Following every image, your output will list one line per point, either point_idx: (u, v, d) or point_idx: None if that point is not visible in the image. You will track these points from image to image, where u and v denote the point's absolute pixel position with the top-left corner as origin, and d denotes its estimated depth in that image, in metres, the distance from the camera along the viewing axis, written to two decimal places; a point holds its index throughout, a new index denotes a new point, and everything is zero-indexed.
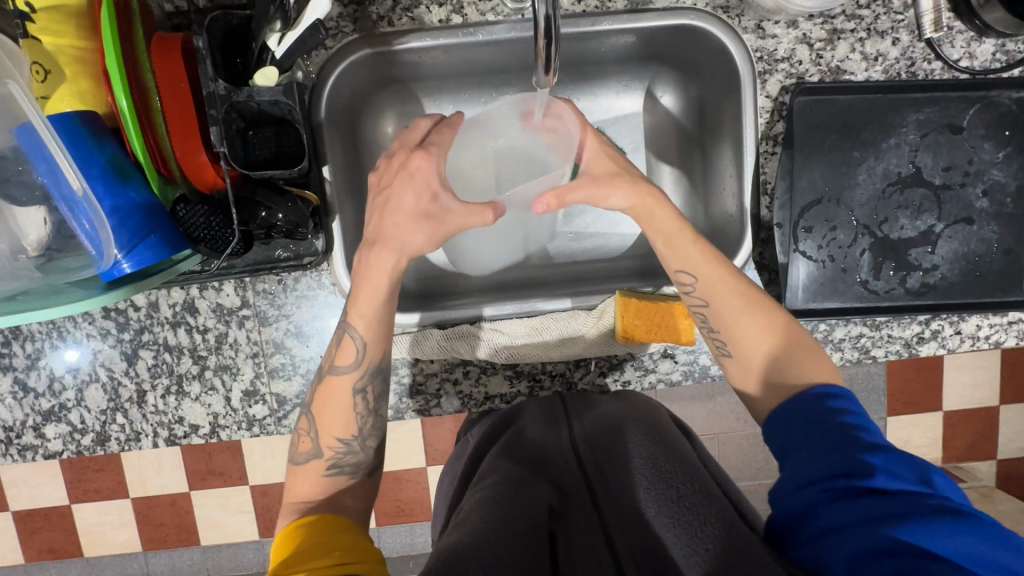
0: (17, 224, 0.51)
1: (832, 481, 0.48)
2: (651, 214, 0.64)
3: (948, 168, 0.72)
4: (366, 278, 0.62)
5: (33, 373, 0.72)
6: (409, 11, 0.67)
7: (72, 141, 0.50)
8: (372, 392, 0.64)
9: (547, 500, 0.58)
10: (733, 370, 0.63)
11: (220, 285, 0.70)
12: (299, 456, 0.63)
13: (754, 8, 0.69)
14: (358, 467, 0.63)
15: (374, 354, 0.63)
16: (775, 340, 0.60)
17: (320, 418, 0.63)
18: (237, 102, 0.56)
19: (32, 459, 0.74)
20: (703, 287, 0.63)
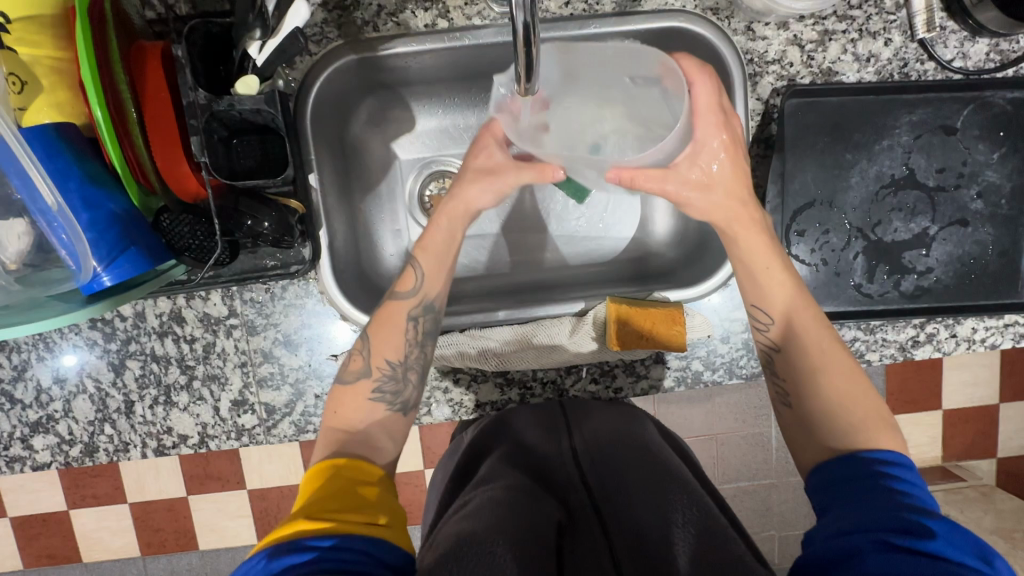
0: None
1: (880, 533, 0.46)
2: (731, 239, 0.62)
3: (941, 170, 0.71)
4: (436, 223, 0.65)
5: (20, 385, 0.71)
6: (394, 16, 0.67)
7: (49, 154, 0.50)
8: (423, 324, 0.63)
9: (556, 516, 0.56)
10: (785, 419, 0.60)
11: (207, 294, 0.70)
12: (345, 375, 0.62)
13: (743, 10, 0.68)
14: (398, 397, 0.61)
15: (431, 288, 0.64)
16: (851, 407, 0.56)
17: (374, 337, 0.63)
18: (218, 111, 0.55)
19: (20, 471, 0.73)
20: (778, 330, 0.61)
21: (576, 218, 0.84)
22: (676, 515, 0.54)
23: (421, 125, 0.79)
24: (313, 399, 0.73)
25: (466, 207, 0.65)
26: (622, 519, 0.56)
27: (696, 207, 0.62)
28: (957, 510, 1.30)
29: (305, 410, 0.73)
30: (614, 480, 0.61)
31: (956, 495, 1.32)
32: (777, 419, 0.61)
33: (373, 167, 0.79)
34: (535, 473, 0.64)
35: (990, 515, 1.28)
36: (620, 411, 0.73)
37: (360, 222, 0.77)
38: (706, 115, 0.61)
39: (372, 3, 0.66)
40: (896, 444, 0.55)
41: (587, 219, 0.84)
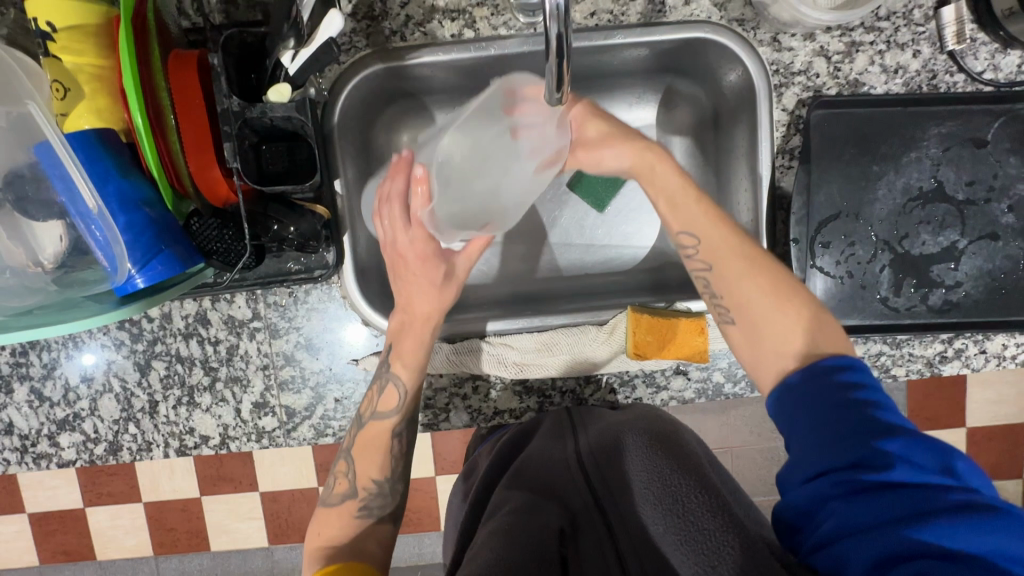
0: (33, 237, 0.51)
1: (840, 472, 0.48)
2: (651, 169, 0.65)
3: (971, 183, 0.70)
4: (410, 335, 0.66)
5: (49, 383, 0.73)
6: (421, 26, 0.68)
7: (89, 158, 0.51)
8: (406, 437, 0.68)
9: (557, 524, 0.59)
10: (734, 335, 0.61)
11: (232, 297, 0.71)
12: (333, 498, 0.67)
13: (770, 21, 0.67)
14: (384, 509, 0.67)
15: (416, 402, 0.68)
16: (781, 308, 0.59)
17: (357, 462, 0.67)
18: (250, 118, 0.56)
19: (46, 468, 0.74)
20: (706, 251, 0.63)
21: (596, 225, 0.84)
22: (677, 505, 0.56)
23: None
24: (333, 403, 0.73)
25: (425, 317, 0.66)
26: (627, 524, 0.59)
27: (612, 160, 0.67)
28: None
29: (325, 414, 0.73)
30: (618, 484, 0.63)
31: None
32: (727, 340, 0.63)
33: None
34: (539, 486, 0.65)
35: None
36: (635, 411, 0.72)
37: None
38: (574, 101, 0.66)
39: (400, 14, 0.67)
40: (838, 345, 0.57)
41: (605, 228, 0.84)
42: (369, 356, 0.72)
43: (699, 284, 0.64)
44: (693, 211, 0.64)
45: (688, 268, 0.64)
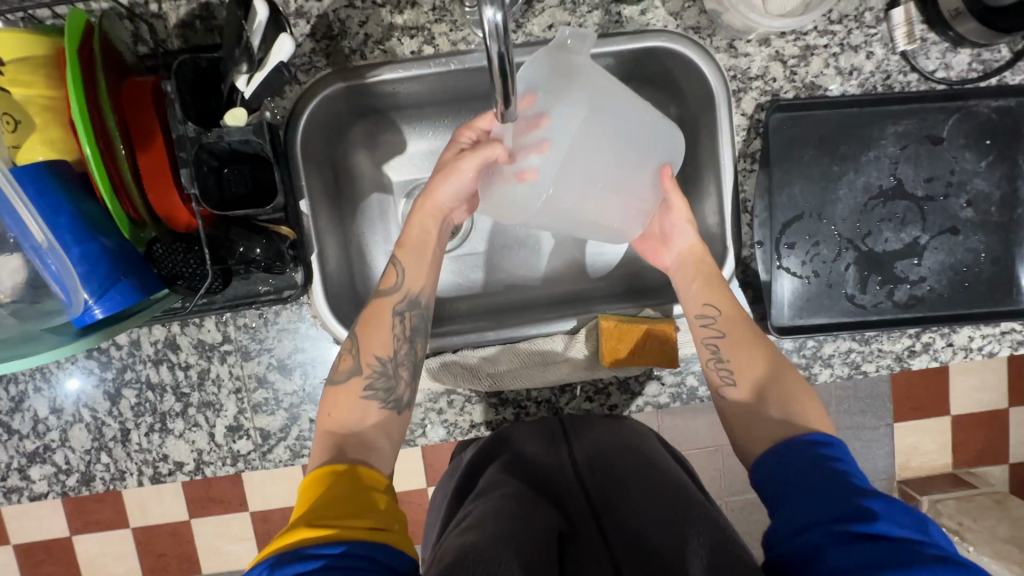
0: None
1: (833, 524, 0.46)
2: (698, 256, 0.69)
3: (929, 180, 0.72)
4: (420, 219, 0.68)
5: (17, 416, 0.72)
6: (381, 44, 0.68)
7: (40, 192, 0.50)
8: (411, 318, 0.65)
9: (555, 523, 0.59)
10: (729, 407, 0.62)
11: (201, 321, 0.70)
12: (337, 375, 0.62)
13: (725, 29, 0.68)
14: (390, 395, 0.62)
15: (417, 283, 0.66)
16: (794, 404, 0.59)
17: (361, 334, 0.63)
18: (207, 143, 0.56)
19: (17, 502, 0.73)
20: (726, 321, 0.65)
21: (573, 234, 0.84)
22: (677, 516, 0.56)
23: (413, 148, 0.81)
24: (308, 423, 0.73)
25: (436, 205, 0.68)
26: (623, 524, 0.58)
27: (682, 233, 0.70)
28: (970, 518, 1.28)
29: (300, 435, 0.73)
30: (613, 492, 0.63)
31: (967, 503, 1.30)
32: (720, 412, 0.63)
33: (366, 192, 0.81)
34: (536, 483, 0.65)
35: (1005, 522, 1.26)
36: (620, 427, 0.72)
37: (353, 246, 0.79)
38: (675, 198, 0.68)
39: (359, 32, 0.67)
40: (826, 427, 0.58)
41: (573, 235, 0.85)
42: None
43: (704, 351, 0.65)
44: (716, 289, 0.67)
45: (700, 335, 0.66)
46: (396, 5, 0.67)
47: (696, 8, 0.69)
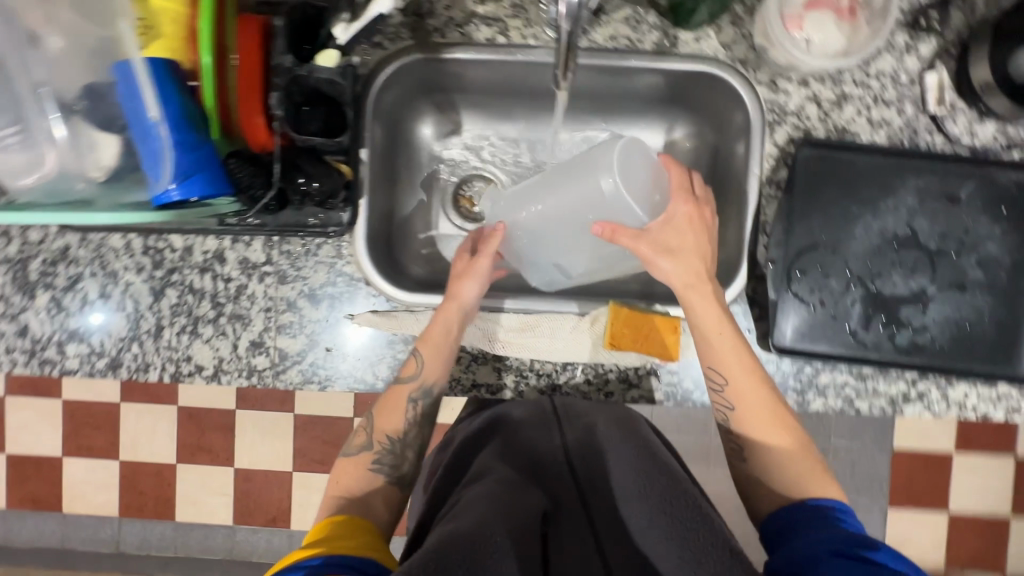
0: (91, 143, 0.57)
1: (838, 545, 0.54)
2: (705, 335, 0.69)
3: (943, 235, 0.75)
4: (441, 319, 0.74)
5: (69, 294, 0.78)
6: (461, 27, 0.76)
7: (161, 82, 0.58)
8: (422, 404, 0.73)
9: (539, 505, 0.62)
10: (740, 464, 0.70)
11: (250, 240, 0.77)
12: (352, 446, 0.73)
13: (769, 65, 0.75)
14: (395, 470, 0.72)
15: (432, 374, 0.73)
16: (791, 461, 0.68)
17: (376, 417, 0.73)
18: (299, 76, 0.63)
19: (47, 373, 0.79)
20: (731, 392, 0.69)
21: None
22: (667, 506, 0.58)
23: (467, 131, 0.90)
24: (324, 352, 0.78)
25: (462, 304, 0.75)
26: (609, 516, 0.62)
27: (664, 269, 0.69)
28: None
29: (315, 362, 0.78)
30: (602, 480, 0.67)
31: None
32: (730, 467, 0.72)
33: (418, 163, 0.89)
34: (527, 469, 0.69)
35: None
36: (610, 410, 0.75)
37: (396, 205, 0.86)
38: (656, 260, 0.69)
39: (444, 15, 0.76)
40: (828, 487, 0.66)
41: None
42: (365, 313, 0.77)
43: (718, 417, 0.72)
44: (731, 364, 0.69)
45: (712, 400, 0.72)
46: None
47: (746, 44, 0.75)
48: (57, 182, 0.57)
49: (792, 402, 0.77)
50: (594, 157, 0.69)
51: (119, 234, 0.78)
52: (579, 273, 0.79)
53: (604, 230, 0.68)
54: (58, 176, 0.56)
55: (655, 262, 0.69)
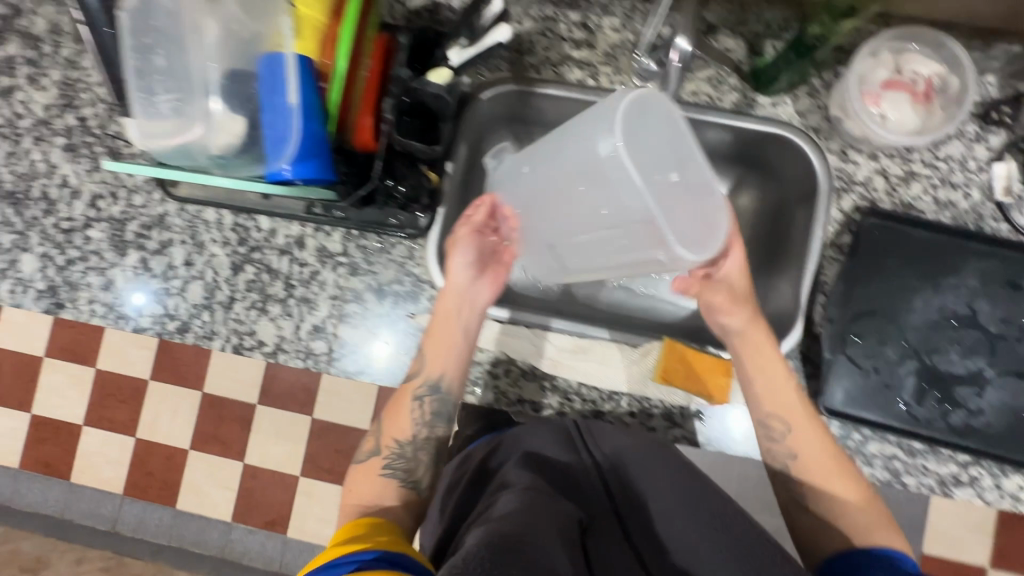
0: (215, 120, 0.63)
1: None
2: (784, 395, 0.71)
3: (1005, 320, 0.76)
4: (442, 314, 0.75)
5: (157, 257, 0.84)
6: (555, 67, 0.83)
7: (300, 75, 0.63)
8: (428, 403, 0.73)
9: (573, 515, 0.57)
10: (801, 522, 0.69)
11: (331, 231, 0.82)
12: (362, 455, 0.73)
13: (841, 135, 0.79)
14: (407, 474, 0.71)
15: (433, 367, 0.74)
16: (863, 509, 0.66)
17: (386, 421, 0.74)
18: (411, 87, 0.69)
19: (122, 328, 0.84)
20: (793, 439, 0.70)
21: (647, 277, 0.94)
22: (717, 522, 0.58)
23: None
24: (381, 346, 0.81)
25: (455, 282, 0.75)
26: (648, 531, 0.60)
27: (734, 322, 0.73)
28: None
29: (370, 354, 0.81)
30: (638, 494, 0.63)
31: None
32: (789, 520, 0.71)
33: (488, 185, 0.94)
34: (555, 478, 0.64)
35: None
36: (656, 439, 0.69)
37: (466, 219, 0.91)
38: (737, 307, 0.73)
39: (542, 54, 0.83)
40: (886, 530, 0.65)
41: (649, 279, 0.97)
42: (425, 312, 0.81)
43: (773, 466, 0.72)
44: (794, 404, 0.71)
45: (769, 449, 0.72)
46: (576, 44, 0.83)
47: (820, 114, 0.80)
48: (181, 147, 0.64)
49: None
50: (581, 129, 0.62)
51: (213, 209, 0.84)
52: (577, 258, 0.74)
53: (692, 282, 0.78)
54: (186, 147, 0.63)
55: (729, 319, 0.73)
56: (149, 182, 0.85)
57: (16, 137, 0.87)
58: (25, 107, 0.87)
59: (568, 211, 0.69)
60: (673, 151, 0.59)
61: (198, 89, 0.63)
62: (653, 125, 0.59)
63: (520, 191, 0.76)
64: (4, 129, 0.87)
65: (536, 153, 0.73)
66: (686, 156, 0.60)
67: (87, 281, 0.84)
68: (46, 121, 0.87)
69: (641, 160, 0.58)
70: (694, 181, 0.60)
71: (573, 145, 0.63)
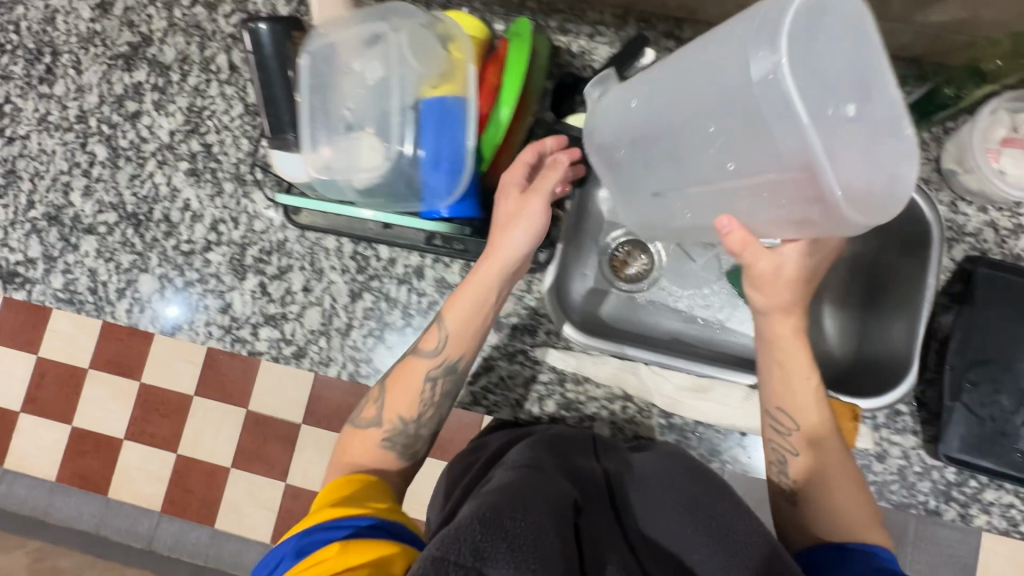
0: (358, 155, 0.66)
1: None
2: (788, 383, 0.68)
3: None
4: (475, 282, 0.70)
5: (276, 282, 0.85)
6: None
7: (457, 122, 0.64)
8: (441, 383, 0.72)
9: (567, 490, 0.57)
10: (786, 510, 0.70)
11: (450, 263, 0.84)
12: (362, 419, 0.72)
13: (952, 187, 0.81)
14: (407, 449, 0.72)
15: (453, 349, 0.71)
16: (851, 511, 0.65)
17: (390, 393, 0.72)
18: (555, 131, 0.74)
19: (238, 351, 0.85)
20: (802, 436, 0.68)
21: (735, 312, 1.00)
22: (715, 522, 0.57)
23: None
24: (497, 378, 0.81)
25: (512, 251, 0.69)
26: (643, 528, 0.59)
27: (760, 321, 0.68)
28: None
29: (487, 386, 0.81)
30: (635, 495, 0.64)
31: None
32: (774, 507, 0.71)
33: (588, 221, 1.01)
34: (558, 458, 0.66)
35: None
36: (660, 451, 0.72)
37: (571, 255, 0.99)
38: (779, 291, 0.64)
39: None
40: (873, 527, 0.65)
41: (742, 316, 0.99)
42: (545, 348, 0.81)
43: (773, 455, 0.71)
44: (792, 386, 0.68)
45: (771, 437, 0.71)
46: None
47: (930, 166, 0.83)
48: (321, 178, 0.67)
49: (954, 513, 0.78)
50: (728, 44, 0.52)
51: (333, 237, 0.85)
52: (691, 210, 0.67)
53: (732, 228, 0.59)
54: (330, 179, 0.67)
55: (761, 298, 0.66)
56: (270, 208, 0.86)
57: (141, 160, 0.89)
58: (151, 131, 0.90)
59: (706, 155, 0.59)
60: (847, 74, 0.47)
61: (356, 127, 0.66)
62: (834, 33, 0.46)
63: (623, 121, 0.68)
64: (129, 152, 0.89)
65: (668, 68, 0.62)
66: (871, 77, 0.47)
67: (205, 304, 0.86)
68: (170, 146, 0.89)
69: (805, 86, 0.46)
70: (876, 116, 0.48)
71: (709, 74, 0.54)
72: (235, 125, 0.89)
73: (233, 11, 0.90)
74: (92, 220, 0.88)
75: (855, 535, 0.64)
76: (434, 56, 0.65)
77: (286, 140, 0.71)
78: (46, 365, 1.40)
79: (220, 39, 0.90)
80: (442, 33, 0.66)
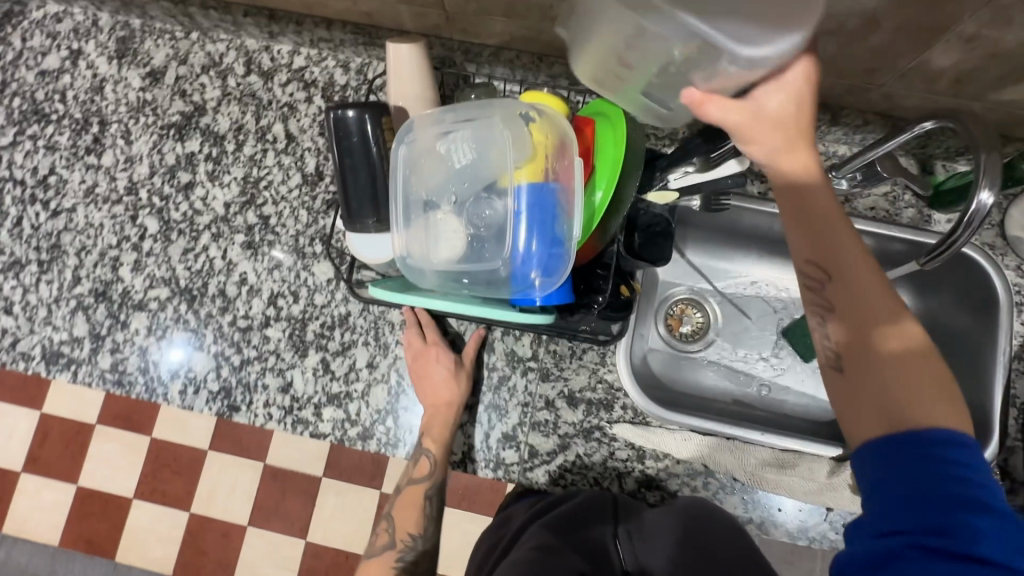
0: (439, 238, 0.66)
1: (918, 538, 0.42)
2: (811, 218, 0.54)
3: None
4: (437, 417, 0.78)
5: (339, 359, 0.82)
6: None
7: (552, 209, 0.63)
8: (437, 499, 0.79)
9: (579, 569, 0.59)
10: (836, 382, 0.51)
11: (520, 335, 0.83)
12: (374, 549, 0.78)
13: (1019, 253, 0.82)
14: (414, 564, 0.77)
15: (442, 471, 0.78)
16: (918, 380, 0.47)
17: (396, 516, 0.79)
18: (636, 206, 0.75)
19: (298, 433, 0.81)
20: (837, 285, 0.52)
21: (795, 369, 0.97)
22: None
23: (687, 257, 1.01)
24: (574, 457, 0.79)
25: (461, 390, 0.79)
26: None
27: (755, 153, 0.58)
28: None
29: (563, 464, 0.79)
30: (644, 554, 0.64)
31: None
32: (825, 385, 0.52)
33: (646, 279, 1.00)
34: (569, 529, 0.66)
35: None
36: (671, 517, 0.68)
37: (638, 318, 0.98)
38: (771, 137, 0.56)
39: None
40: (949, 407, 0.46)
41: (805, 376, 0.97)
42: (623, 423, 0.79)
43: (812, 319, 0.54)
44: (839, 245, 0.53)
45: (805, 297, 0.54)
46: None
47: (995, 231, 0.84)
48: (405, 261, 0.67)
49: None
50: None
51: (399, 311, 0.83)
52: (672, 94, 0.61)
53: (698, 92, 0.55)
54: (405, 260, 0.67)
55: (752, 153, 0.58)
56: (332, 282, 0.84)
57: (194, 233, 0.86)
58: (205, 203, 0.87)
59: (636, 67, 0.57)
60: None
61: (441, 207, 0.67)
62: None
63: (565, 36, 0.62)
64: (182, 225, 0.87)
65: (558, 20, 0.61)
66: None
67: (263, 383, 0.82)
68: (225, 218, 0.86)
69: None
70: None
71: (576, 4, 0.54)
72: (292, 196, 0.86)
73: (289, 80, 0.88)
74: (143, 296, 0.85)
75: (914, 406, 0.46)
76: (521, 139, 0.64)
77: (364, 224, 0.71)
78: (47, 424, 1.07)
79: (276, 108, 0.88)
80: (528, 114, 0.65)
